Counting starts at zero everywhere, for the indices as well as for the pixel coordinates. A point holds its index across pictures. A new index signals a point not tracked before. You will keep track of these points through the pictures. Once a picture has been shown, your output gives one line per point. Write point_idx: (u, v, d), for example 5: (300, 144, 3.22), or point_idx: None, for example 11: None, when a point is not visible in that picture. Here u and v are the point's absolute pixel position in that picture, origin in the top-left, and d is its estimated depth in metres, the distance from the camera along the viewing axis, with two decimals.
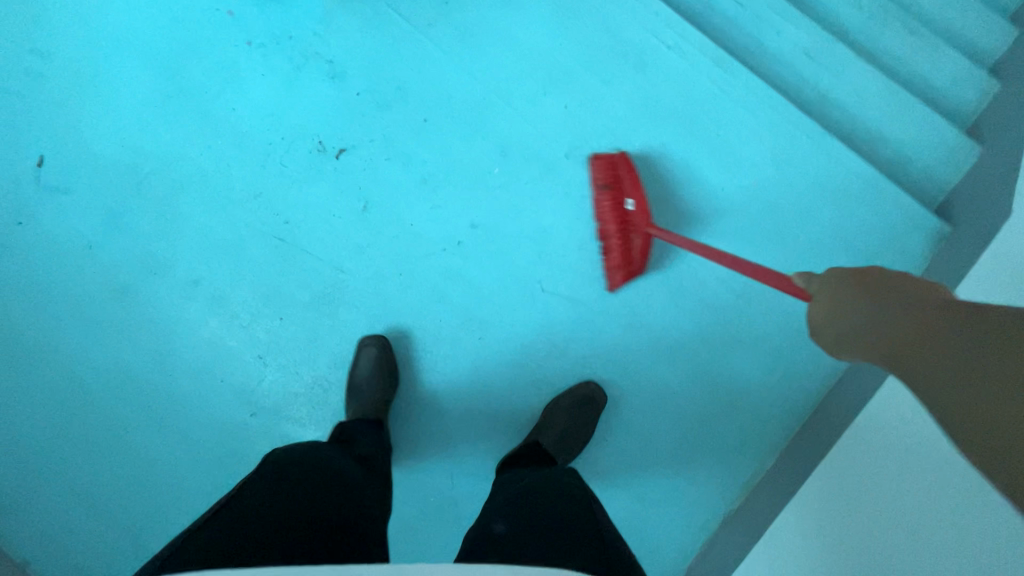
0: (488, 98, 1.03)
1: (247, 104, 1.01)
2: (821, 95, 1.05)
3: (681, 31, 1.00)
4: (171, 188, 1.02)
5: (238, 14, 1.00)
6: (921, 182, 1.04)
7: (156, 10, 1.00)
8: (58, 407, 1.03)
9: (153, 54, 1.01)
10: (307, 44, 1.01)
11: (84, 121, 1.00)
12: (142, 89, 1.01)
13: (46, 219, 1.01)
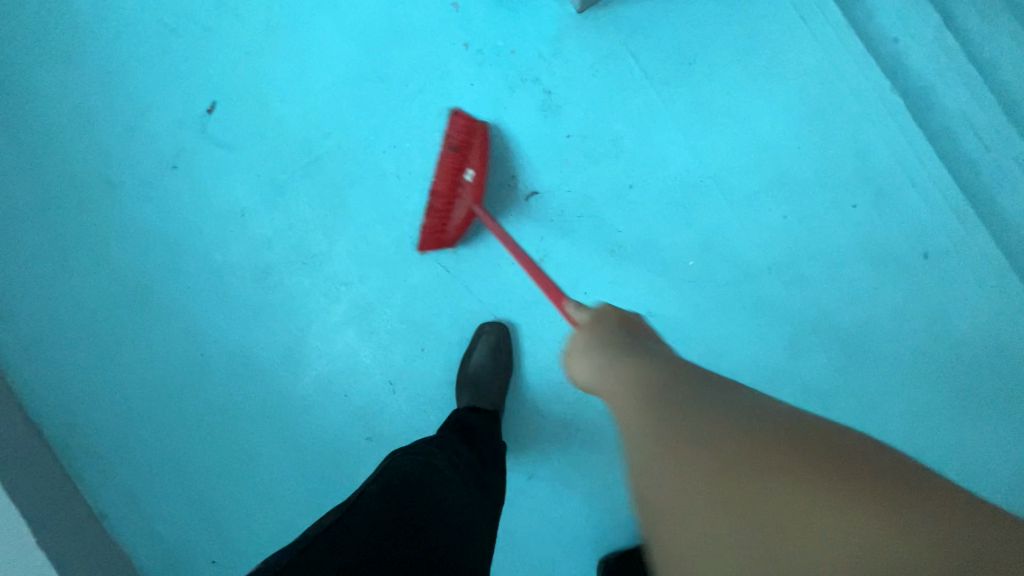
0: (700, 185, 1.00)
1: (448, 114, 1.01)
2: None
3: (926, 173, 0.99)
4: (350, 177, 1.02)
5: (462, 9, 1.00)
6: None
7: None
8: (184, 346, 1.03)
9: (367, 37, 1.01)
10: (528, 66, 0.99)
11: (279, 83, 1.02)
12: (346, 67, 1.01)
13: (223, 172, 1.03)
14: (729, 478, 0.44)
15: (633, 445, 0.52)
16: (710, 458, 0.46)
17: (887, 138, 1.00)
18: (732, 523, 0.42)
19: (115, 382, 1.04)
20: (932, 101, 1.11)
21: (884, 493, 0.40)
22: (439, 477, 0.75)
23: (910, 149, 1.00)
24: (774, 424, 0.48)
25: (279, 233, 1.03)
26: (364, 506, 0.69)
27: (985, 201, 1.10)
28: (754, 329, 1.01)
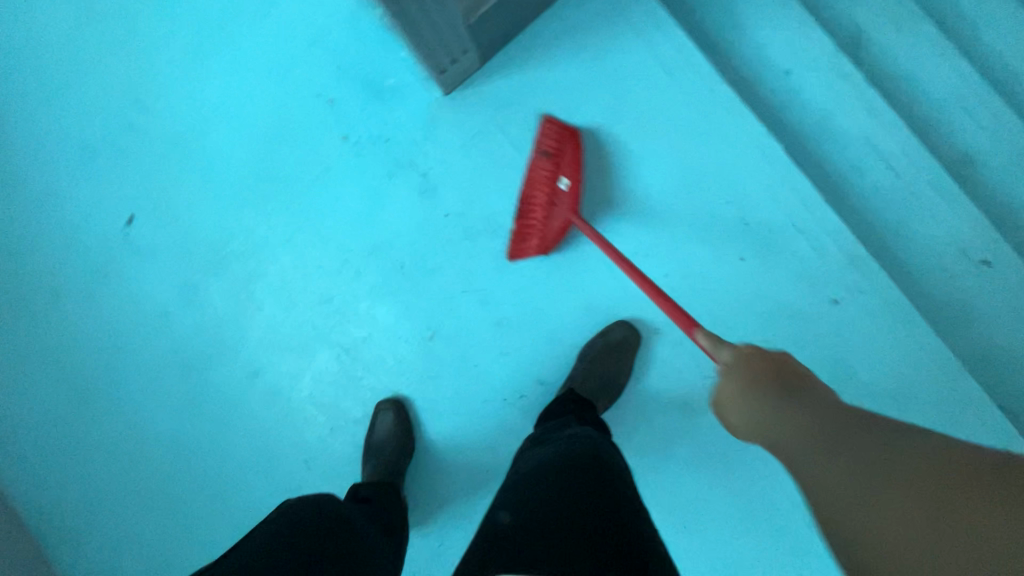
0: (580, 250, 1.01)
1: (335, 202, 1.07)
2: (934, 287, 1.04)
3: (806, 220, 0.98)
4: (256, 271, 1.10)
5: (337, 102, 1.06)
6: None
7: (266, 92, 1.08)
8: (124, 434, 1.14)
9: (258, 138, 1.09)
10: (404, 152, 1.05)
11: (188, 190, 1.11)
12: (242, 168, 1.10)
13: (145, 276, 1.13)
14: (952, 506, 0.42)
15: (831, 472, 0.51)
16: (860, 461, 0.51)
17: (767, 184, 0.98)
18: (950, 540, 0.41)
19: (69, 470, 1.15)
20: (831, 133, 1.07)
21: (963, 508, 0.42)
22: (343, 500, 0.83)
23: (792, 194, 0.98)
24: (952, 460, 0.47)
25: (199, 326, 1.12)
26: (270, 533, 0.71)
27: (895, 233, 1.05)
28: (645, 388, 1.02)
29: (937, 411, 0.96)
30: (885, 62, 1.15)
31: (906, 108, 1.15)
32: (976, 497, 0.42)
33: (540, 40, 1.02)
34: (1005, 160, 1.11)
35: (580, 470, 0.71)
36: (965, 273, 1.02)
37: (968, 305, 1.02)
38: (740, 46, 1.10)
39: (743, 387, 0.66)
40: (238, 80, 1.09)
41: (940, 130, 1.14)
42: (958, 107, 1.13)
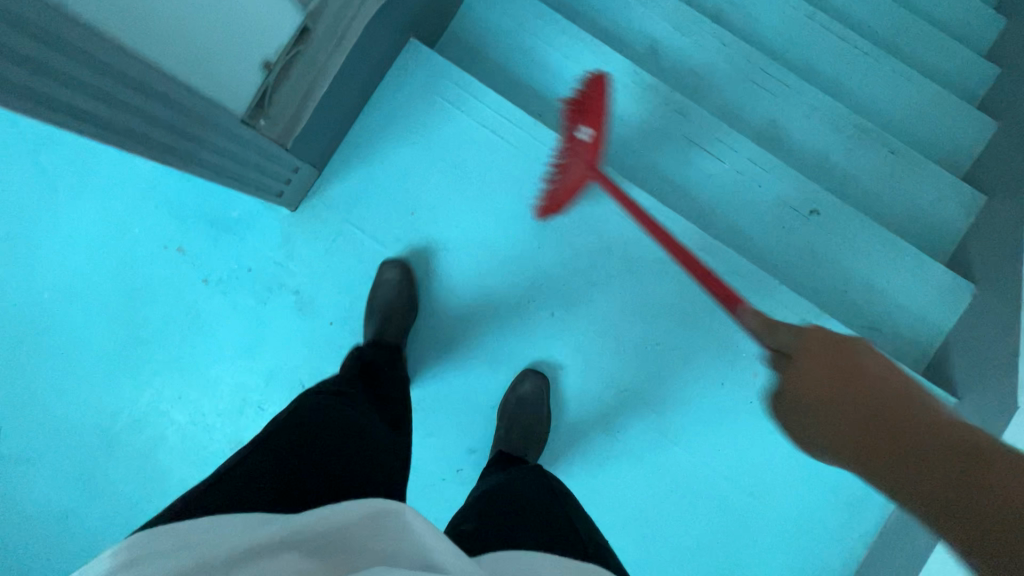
0: (467, 314, 1.06)
1: (214, 345, 1.05)
2: (779, 245, 1.17)
3: (654, 227, 1.06)
4: (153, 441, 1.05)
5: (187, 249, 1.04)
6: (888, 323, 1.16)
7: (107, 260, 1.04)
8: None
9: (113, 308, 1.04)
10: (271, 277, 1.05)
11: (53, 382, 1.04)
12: (105, 342, 1.04)
13: (30, 487, 1.04)
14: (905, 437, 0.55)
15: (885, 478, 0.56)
16: (858, 414, 0.59)
17: (611, 205, 1.07)
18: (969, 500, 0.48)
19: None
20: (653, 140, 1.18)
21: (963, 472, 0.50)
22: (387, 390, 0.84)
23: (635, 208, 1.06)
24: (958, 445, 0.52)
25: (108, 517, 1.04)
26: (310, 405, 0.72)
27: (735, 211, 1.17)
28: (568, 421, 1.07)
29: (820, 357, 1.05)
30: (683, 65, 1.29)
31: (711, 98, 1.28)
32: (927, 426, 0.55)
33: (368, 137, 1.07)
34: (802, 119, 1.26)
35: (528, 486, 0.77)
36: (794, 228, 1.16)
37: (807, 253, 1.17)
38: (554, 86, 1.19)
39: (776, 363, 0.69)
40: (73, 255, 1.04)
41: (744, 109, 1.28)
42: (752, 85, 1.27)
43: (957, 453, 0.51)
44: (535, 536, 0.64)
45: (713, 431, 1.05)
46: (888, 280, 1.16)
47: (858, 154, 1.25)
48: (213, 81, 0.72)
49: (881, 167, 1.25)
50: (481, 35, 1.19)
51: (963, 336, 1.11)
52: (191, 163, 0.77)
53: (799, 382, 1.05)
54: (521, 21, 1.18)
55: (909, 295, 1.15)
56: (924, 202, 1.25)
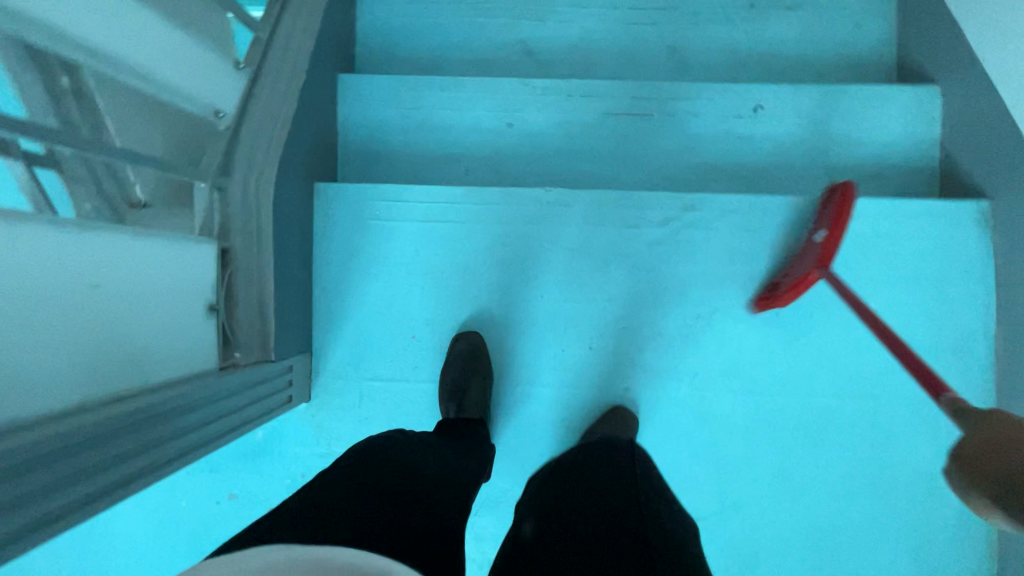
0: (518, 393, 1.04)
1: None
2: (744, 159, 1.15)
3: (633, 216, 1.04)
4: None
5: (237, 491, 1.01)
6: (879, 169, 1.15)
7: (171, 545, 1.01)
8: None
9: None
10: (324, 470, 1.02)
11: None
12: None
13: None
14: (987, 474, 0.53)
15: None
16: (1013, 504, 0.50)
17: (584, 217, 1.04)
18: None
19: None
20: (581, 134, 1.15)
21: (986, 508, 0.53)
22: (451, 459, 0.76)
23: (606, 207, 1.04)
24: None
25: None
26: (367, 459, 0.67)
27: (688, 154, 1.15)
28: (666, 430, 1.04)
29: None
30: (564, 51, 1.26)
31: (604, 61, 1.26)
32: None
33: (337, 292, 1.05)
34: (696, 33, 1.25)
35: (613, 478, 0.67)
36: (749, 137, 1.15)
37: (773, 151, 1.15)
38: (466, 141, 1.16)
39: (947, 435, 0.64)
40: (140, 559, 1.01)
41: (639, 52, 1.25)
42: (633, 29, 1.25)
43: None
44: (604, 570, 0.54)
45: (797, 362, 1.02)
46: (857, 131, 1.15)
47: (763, 30, 1.25)
48: (173, 360, 0.70)
49: (787, 37, 1.25)
50: (376, 139, 1.17)
51: (956, 136, 1.09)
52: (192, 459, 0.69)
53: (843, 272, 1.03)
54: (401, 104, 1.16)
55: (883, 128, 1.14)
56: (844, 36, 1.25)
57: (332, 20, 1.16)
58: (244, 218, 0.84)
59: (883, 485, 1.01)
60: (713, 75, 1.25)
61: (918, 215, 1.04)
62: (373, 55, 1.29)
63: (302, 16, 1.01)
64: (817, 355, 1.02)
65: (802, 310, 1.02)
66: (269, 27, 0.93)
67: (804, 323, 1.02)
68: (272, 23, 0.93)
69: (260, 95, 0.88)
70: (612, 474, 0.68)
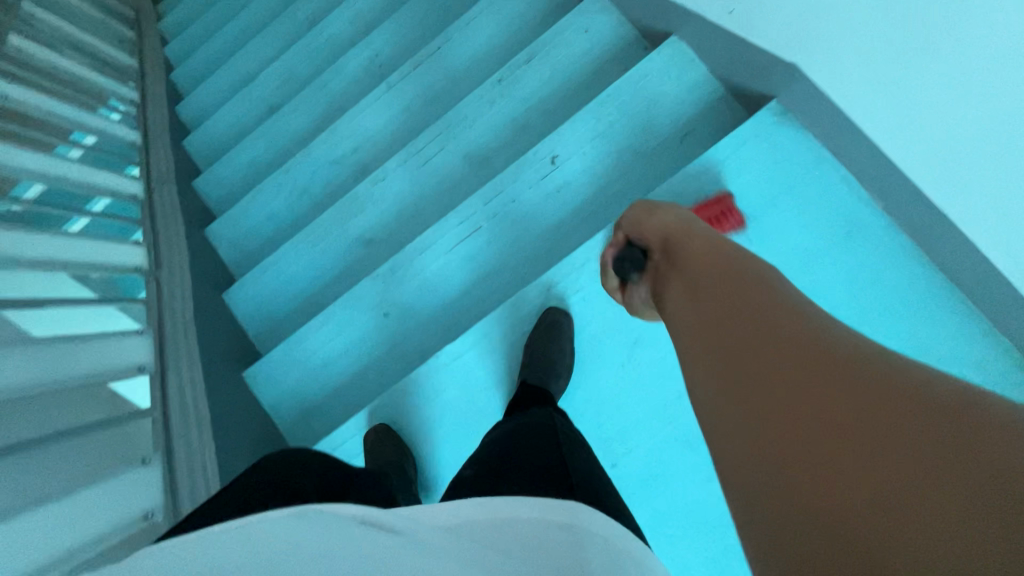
0: None
1: None
2: (574, 201, 1.22)
3: (520, 321, 1.11)
4: None
5: None
6: (684, 131, 1.20)
7: None
8: None
9: None
10: None
11: None
12: None
13: None
14: (854, 381, 0.37)
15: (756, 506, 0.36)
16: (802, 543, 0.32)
17: (479, 357, 1.12)
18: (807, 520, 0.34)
19: None
20: (440, 280, 1.25)
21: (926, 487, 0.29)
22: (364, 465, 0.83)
23: (489, 338, 1.12)
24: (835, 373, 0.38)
25: None
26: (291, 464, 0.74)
27: (529, 231, 1.23)
28: (670, 475, 1.02)
29: (695, 210, 1.06)
30: (394, 220, 1.40)
31: (425, 203, 1.39)
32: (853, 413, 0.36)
33: None
34: (477, 133, 1.37)
35: (539, 429, 0.81)
36: (565, 183, 1.22)
37: (591, 179, 1.22)
38: (365, 350, 1.27)
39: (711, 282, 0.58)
40: None
41: (445, 177, 1.38)
42: (428, 163, 1.38)
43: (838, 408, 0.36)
44: (521, 482, 0.65)
45: None
46: (644, 115, 1.20)
47: (520, 89, 1.36)
48: None
49: (545, 81, 1.36)
50: (302, 398, 1.30)
51: (717, 62, 1.14)
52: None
53: (710, 239, 1.05)
54: (298, 361, 1.29)
55: (659, 98, 1.20)
56: (584, 45, 1.34)
57: (214, 336, 1.33)
58: None
59: None
60: (512, 154, 1.37)
61: (737, 148, 1.06)
62: (266, 327, 1.46)
63: (184, 370, 1.18)
64: None
65: None
66: (159, 404, 1.08)
67: None
68: (159, 400, 1.08)
69: (180, 466, 1.03)
70: (535, 431, 0.81)
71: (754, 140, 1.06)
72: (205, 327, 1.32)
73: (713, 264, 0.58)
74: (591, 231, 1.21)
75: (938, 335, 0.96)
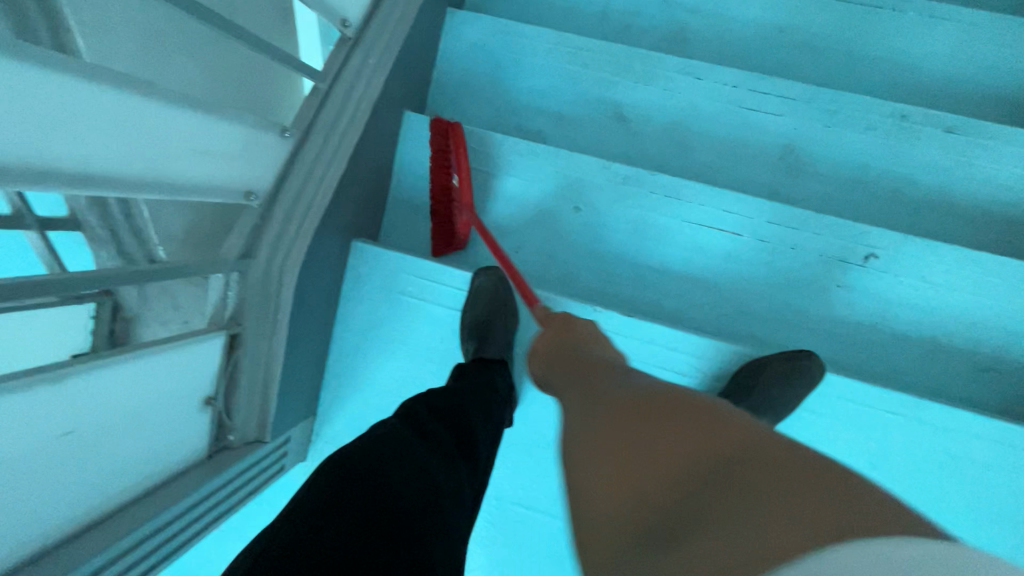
0: (516, 514, 0.95)
1: None
2: (837, 306, 0.98)
3: (690, 362, 0.92)
4: None
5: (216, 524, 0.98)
6: (996, 363, 0.95)
7: None
8: None
9: None
10: None
11: None
12: None
13: None
14: (713, 446, 0.36)
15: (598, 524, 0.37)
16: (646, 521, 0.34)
17: (630, 353, 0.93)
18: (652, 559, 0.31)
19: None
20: (653, 237, 1.02)
21: (752, 468, 0.33)
22: (408, 448, 0.72)
23: (657, 350, 0.92)
24: (671, 406, 0.43)
25: None
26: (320, 483, 0.65)
27: (771, 285, 0.99)
28: None
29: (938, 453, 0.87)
30: (659, 125, 1.11)
31: (704, 145, 1.09)
32: (721, 434, 0.37)
33: (348, 353, 0.98)
34: (821, 141, 1.06)
35: None
36: (851, 284, 0.97)
37: (874, 307, 0.97)
38: (525, 215, 1.05)
39: (588, 363, 0.63)
40: None
41: (748, 146, 1.09)
42: (748, 115, 1.08)
43: (697, 449, 0.37)
44: None
45: None
46: (986, 313, 0.95)
47: (907, 150, 1.04)
48: (147, 471, 0.65)
49: (933, 166, 1.04)
50: (429, 189, 1.07)
51: None
52: (207, 382, 0.71)
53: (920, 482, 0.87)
54: (464, 160, 1.06)
55: (1019, 317, 0.94)
56: (1009, 178, 1.02)
57: (413, 48, 1.04)
58: (258, 296, 0.76)
59: None
60: (825, 193, 1.07)
61: None
62: (452, 85, 1.16)
63: (373, 58, 0.91)
64: None
65: None
66: (330, 79, 0.84)
67: None
68: (333, 71, 0.84)
69: (306, 156, 0.81)
70: None
71: None
72: (413, 31, 1.03)
73: (625, 391, 0.50)
74: (818, 350, 0.98)
75: None
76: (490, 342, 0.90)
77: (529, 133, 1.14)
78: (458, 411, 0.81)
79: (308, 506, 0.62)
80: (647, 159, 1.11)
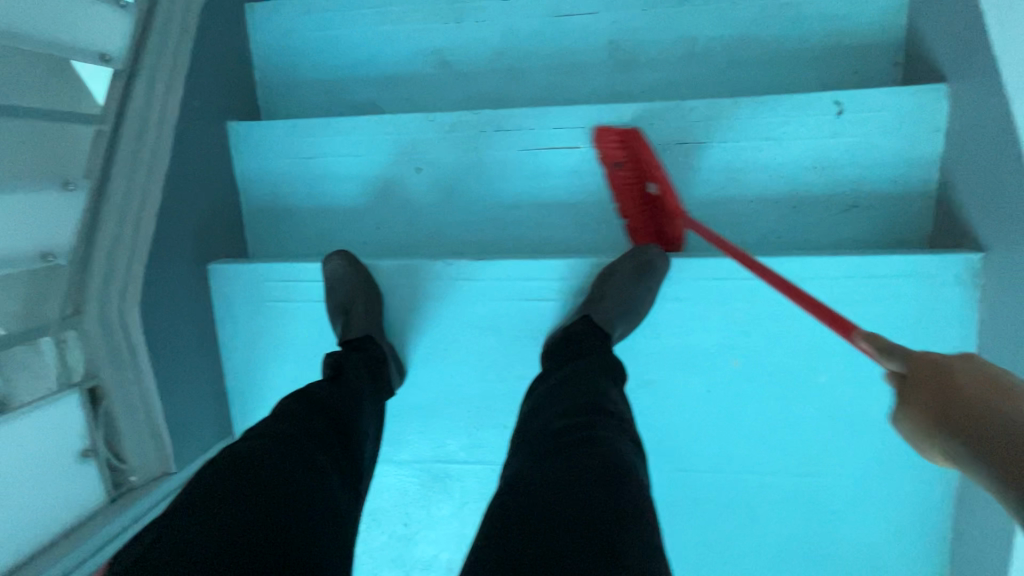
0: (440, 469, 1.00)
1: None
2: (689, 188, 0.97)
3: (550, 286, 0.93)
4: None
5: None
6: (858, 198, 0.94)
7: None
8: None
9: None
10: None
11: None
12: None
13: None
14: (956, 381, 0.44)
15: None
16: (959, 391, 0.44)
17: (489, 294, 0.95)
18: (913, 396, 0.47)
19: None
20: (500, 174, 1.02)
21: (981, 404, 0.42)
22: (284, 448, 0.70)
23: (513, 285, 0.93)
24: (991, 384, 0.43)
25: None
26: (193, 503, 0.62)
27: None
28: None
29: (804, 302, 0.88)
30: (485, 58, 1.08)
31: (534, 66, 1.07)
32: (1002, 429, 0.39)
33: (245, 369, 1.01)
34: (644, 26, 1.03)
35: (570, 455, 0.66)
36: (696, 163, 0.96)
37: (726, 178, 0.96)
38: (375, 188, 1.05)
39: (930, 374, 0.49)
40: None
41: (576, 53, 1.06)
42: (568, 21, 1.05)
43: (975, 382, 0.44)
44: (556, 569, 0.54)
45: (737, 439, 0.92)
46: (833, 152, 0.94)
47: (730, 7, 1.01)
48: (37, 529, 0.69)
49: (759, 18, 1.01)
50: (280, 191, 1.08)
51: (961, 160, 0.86)
52: (82, 434, 0.76)
53: (798, 336, 0.88)
54: (301, 153, 1.05)
55: (860, 148, 0.93)
56: (836, 6, 0.99)
57: (214, 56, 1.02)
58: (105, 346, 0.80)
59: (824, 560, 0.93)
60: (664, 76, 1.04)
61: (902, 268, 0.85)
62: (277, 80, 1.14)
63: (161, 81, 0.90)
64: (762, 434, 0.91)
65: (749, 386, 0.90)
66: (114, 115, 0.83)
67: (747, 398, 0.90)
68: (114, 108, 0.83)
69: (112, 200, 0.82)
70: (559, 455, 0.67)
71: (922, 277, 0.85)
72: (206, 40, 1.01)
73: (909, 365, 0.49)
74: (686, 236, 0.99)
75: (904, 551, 0.91)
76: (355, 320, 0.91)
77: (365, 106, 1.12)
78: (340, 405, 0.80)
79: (185, 515, 0.61)
80: (485, 97, 1.09)
